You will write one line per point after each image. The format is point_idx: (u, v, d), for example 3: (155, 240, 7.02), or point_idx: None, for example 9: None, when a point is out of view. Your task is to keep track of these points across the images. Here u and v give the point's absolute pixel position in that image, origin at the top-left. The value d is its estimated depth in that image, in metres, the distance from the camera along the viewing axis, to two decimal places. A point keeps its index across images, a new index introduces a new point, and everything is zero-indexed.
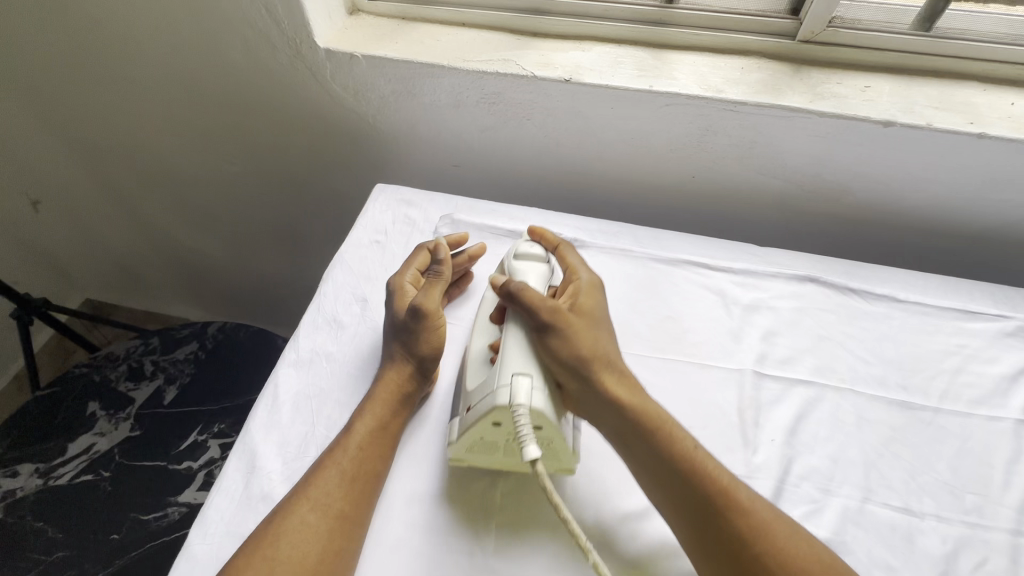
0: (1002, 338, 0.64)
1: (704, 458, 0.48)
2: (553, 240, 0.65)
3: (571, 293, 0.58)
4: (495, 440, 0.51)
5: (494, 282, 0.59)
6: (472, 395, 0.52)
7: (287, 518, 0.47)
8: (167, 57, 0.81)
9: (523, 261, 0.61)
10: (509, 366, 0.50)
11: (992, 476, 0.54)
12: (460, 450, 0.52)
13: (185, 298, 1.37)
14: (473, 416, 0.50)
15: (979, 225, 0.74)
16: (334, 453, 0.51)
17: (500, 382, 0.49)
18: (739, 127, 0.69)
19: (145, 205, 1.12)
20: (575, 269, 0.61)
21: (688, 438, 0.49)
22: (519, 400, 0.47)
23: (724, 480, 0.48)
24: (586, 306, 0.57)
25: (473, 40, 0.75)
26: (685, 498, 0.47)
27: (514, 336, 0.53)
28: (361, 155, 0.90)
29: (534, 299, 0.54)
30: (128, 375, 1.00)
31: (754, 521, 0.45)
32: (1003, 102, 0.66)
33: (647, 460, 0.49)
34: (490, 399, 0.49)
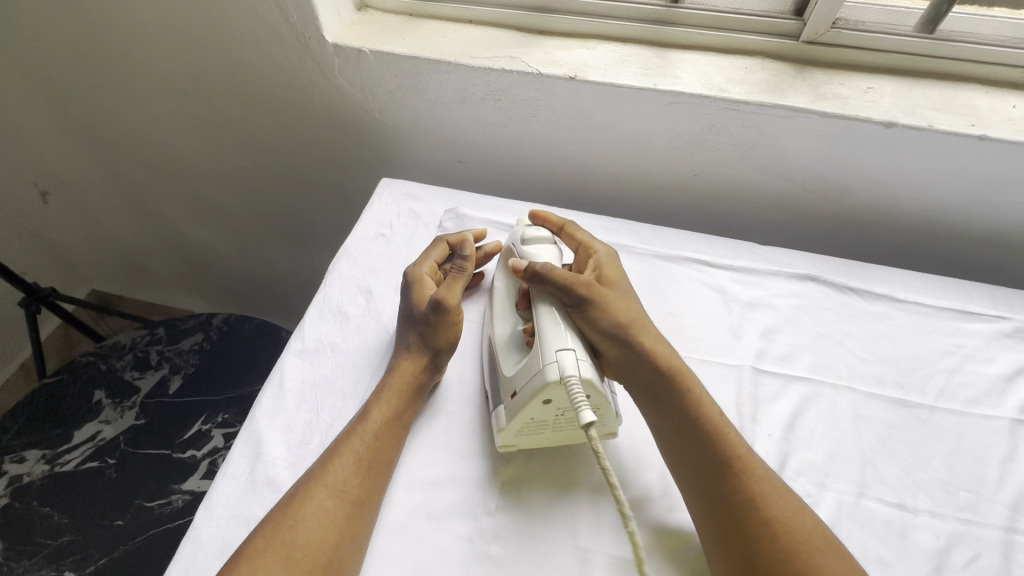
0: (1000, 339, 0.64)
1: (725, 425, 0.51)
2: (558, 221, 0.67)
3: (592, 267, 0.61)
4: (544, 420, 0.52)
5: (514, 265, 0.60)
6: (516, 378, 0.52)
7: (305, 504, 0.47)
8: (178, 50, 0.82)
9: (539, 241, 0.62)
10: (550, 344, 0.51)
11: (986, 474, 0.55)
12: (510, 436, 0.53)
13: (190, 290, 1.38)
14: (523, 398, 0.50)
15: (979, 227, 0.74)
16: (351, 440, 0.52)
17: (546, 360, 0.50)
18: (741, 126, 0.70)
19: (152, 197, 1.13)
20: (589, 245, 0.64)
21: (712, 405, 0.53)
22: (570, 372, 0.48)
23: (741, 447, 0.50)
24: (611, 280, 0.60)
25: (479, 37, 0.76)
26: (701, 459, 0.50)
27: (545, 312, 0.54)
28: (367, 150, 0.91)
29: (563, 274, 0.56)
30: (134, 365, 1.01)
31: (765, 487, 0.48)
32: (1004, 104, 0.67)
33: (670, 422, 0.52)
34: (538, 378, 0.50)
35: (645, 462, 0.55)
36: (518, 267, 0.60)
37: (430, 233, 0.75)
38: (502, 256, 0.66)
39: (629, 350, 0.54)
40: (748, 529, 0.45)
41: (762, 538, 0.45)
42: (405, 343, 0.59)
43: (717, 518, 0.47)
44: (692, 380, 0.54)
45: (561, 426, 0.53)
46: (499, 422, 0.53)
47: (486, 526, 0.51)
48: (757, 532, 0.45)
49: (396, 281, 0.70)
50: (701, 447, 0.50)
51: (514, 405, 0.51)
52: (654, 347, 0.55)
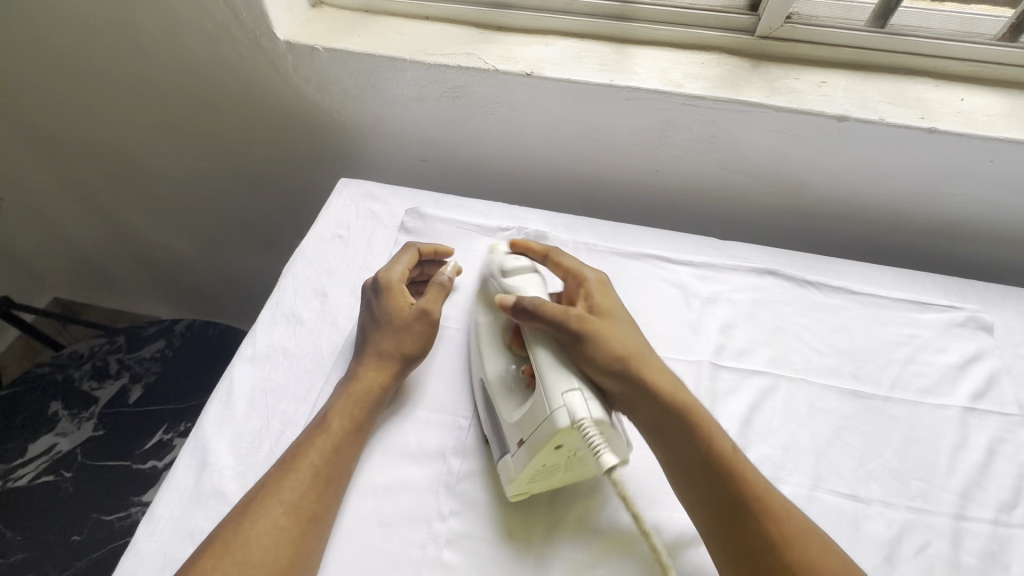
0: (952, 329, 0.65)
1: (739, 460, 0.49)
2: (541, 249, 0.64)
3: (585, 297, 0.59)
4: (556, 464, 0.49)
5: (504, 301, 0.56)
6: (520, 426, 0.49)
7: (257, 522, 0.46)
8: (126, 49, 0.79)
9: (514, 278, 0.59)
10: (554, 387, 0.48)
11: (937, 462, 0.56)
12: (522, 486, 0.50)
13: (155, 297, 1.34)
14: (533, 446, 0.47)
15: (934, 218, 0.75)
16: (308, 454, 0.50)
17: (553, 406, 0.47)
18: (699, 121, 0.70)
19: (110, 201, 1.09)
20: (578, 271, 0.61)
21: (726, 441, 0.50)
22: (581, 416, 0.46)
23: (760, 483, 0.48)
24: (603, 309, 0.58)
25: (436, 34, 0.75)
26: (716, 499, 0.47)
27: (544, 354, 0.52)
28: (328, 149, 0.89)
29: (554, 311, 0.53)
30: (92, 374, 0.98)
31: (786, 527, 0.45)
32: (953, 97, 0.67)
33: (680, 460, 0.50)
34: (548, 427, 0.46)
35: None
36: (507, 302, 0.56)
37: (389, 233, 0.74)
38: (484, 283, 0.63)
39: (634, 381, 0.52)
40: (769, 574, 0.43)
41: None
42: (376, 349, 0.58)
43: (734, 560, 0.45)
44: (703, 412, 0.51)
45: (573, 467, 0.50)
46: (507, 471, 0.50)
47: (440, 532, 0.50)
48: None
49: (353, 283, 0.68)
50: (716, 487, 0.48)
51: (523, 454, 0.48)
52: (661, 376, 0.53)
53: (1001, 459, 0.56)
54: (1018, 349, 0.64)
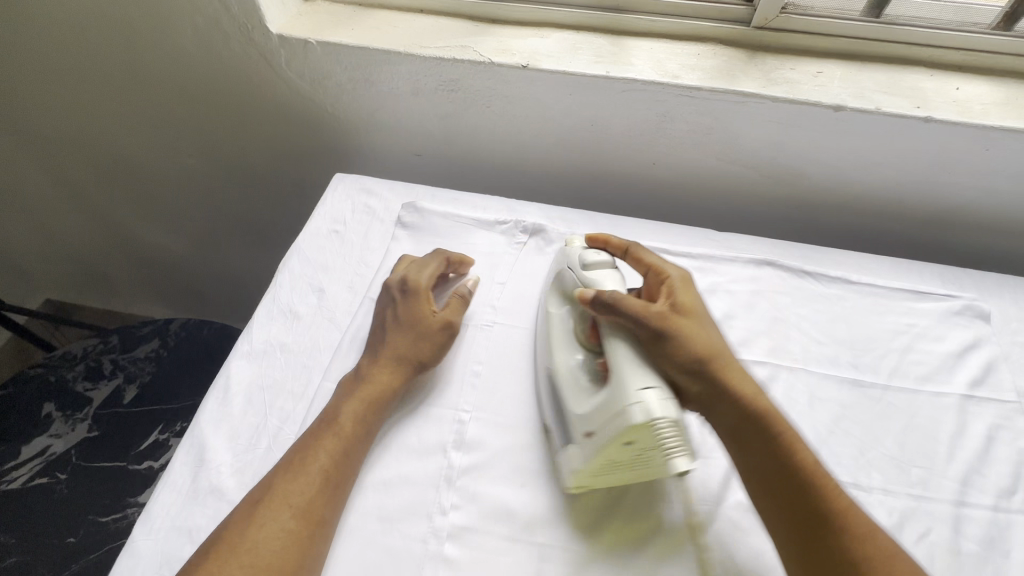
0: (949, 317, 0.65)
1: (826, 475, 0.46)
2: (621, 245, 0.60)
3: (666, 293, 0.54)
4: (624, 460, 0.46)
5: (583, 296, 0.51)
6: (590, 418, 0.47)
7: (264, 524, 0.45)
8: (116, 44, 0.78)
9: (593, 271, 0.54)
10: (631, 381, 0.45)
11: (937, 450, 0.56)
12: (584, 477, 0.48)
13: (150, 297, 1.33)
14: (601, 439, 0.45)
15: (930, 208, 0.75)
16: (315, 456, 0.49)
17: (628, 401, 0.44)
18: (696, 112, 0.70)
19: (102, 200, 1.08)
20: (661, 268, 0.57)
21: (811, 455, 0.47)
22: (658, 416, 0.43)
23: (844, 500, 0.45)
24: (688, 307, 0.53)
25: (431, 27, 0.74)
26: (795, 512, 0.45)
27: (623, 350, 0.47)
28: (323, 144, 0.89)
29: (637, 305, 0.49)
30: (85, 375, 0.97)
31: (870, 548, 0.43)
32: (948, 86, 0.67)
33: (758, 468, 0.47)
34: (619, 422, 0.43)
35: None
36: (586, 295, 0.51)
37: (386, 228, 0.73)
38: (557, 278, 0.59)
39: (716, 384, 0.49)
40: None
41: None
42: (394, 353, 0.57)
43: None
44: (788, 422, 0.48)
45: (642, 465, 0.47)
46: (570, 460, 0.49)
47: (441, 526, 0.49)
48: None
49: (350, 278, 0.68)
50: (796, 500, 0.45)
51: (590, 446, 0.46)
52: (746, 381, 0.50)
53: (999, 446, 0.56)
54: (1014, 336, 0.64)
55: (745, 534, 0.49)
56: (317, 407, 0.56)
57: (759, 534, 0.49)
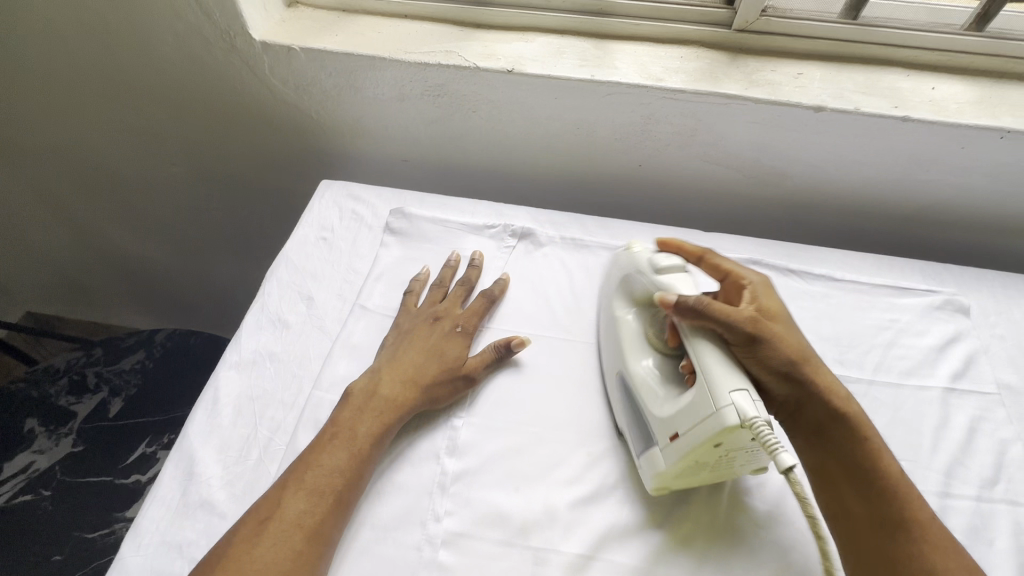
0: (931, 312, 0.67)
1: (905, 483, 0.47)
2: (694, 249, 0.58)
3: (748, 297, 0.52)
4: (707, 461, 0.46)
5: (664, 299, 0.50)
6: (676, 419, 0.46)
7: (268, 543, 0.44)
8: (96, 50, 0.77)
9: (663, 276, 0.54)
10: (722, 382, 0.44)
11: (922, 442, 0.57)
12: (667, 479, 0.48)
13: (134, 307, 1.30)
14: (691, 442, 0.45)
15: (909, 205, 0.77)
16: (323, 474, 0.48)
17: (720, 403, 0.43)
18: (680, 114, 0.71)
19: (83, 209, 1.06)
20: (738, 272, 0.55)
21: (894, 463, 0.47)
22: (753, 416, 0.42)
23: (925, 512, 0.45)
24: (773, 311, 0.51)
25: (416, 33, 0.74)
26: (870, 515, 0.46)
27: (708, 350, 0.47)
28: (310, 150, 0.88)
29: (725, 309, 0.47)
30: (69, 389, 0.94)
31: (949, 560, 0.43)
32: (924, 86, 0.69)
33: (838, 469, 0.48)
34: (713, 424, 0.43)
35: (597, 456, 0.54)
36: (669, 300, 0.49)
37: (374, 234, 0.73)
38: (624, 283, 0.59)
39: (808, 388, 0.48)
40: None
41: None
42: (405, 370, 0.56)
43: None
44: (873, 428, 0.49)
45: (722, 466, 0.47)
46: (653, 463, 0.49)
47: (435, 533, 0.49)
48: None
49: (339, 286, 0.67)
50: (870, 503, 0.46)
51: (677, 448, 0.46)
52: (834, 386, 0.49)
53: (981, 437, 0.57)
54: (991, 329, 0.66)
55: (737, 532, 0.49)
56: (307, 416, 0.55)
57: (749, 530, 0.49)
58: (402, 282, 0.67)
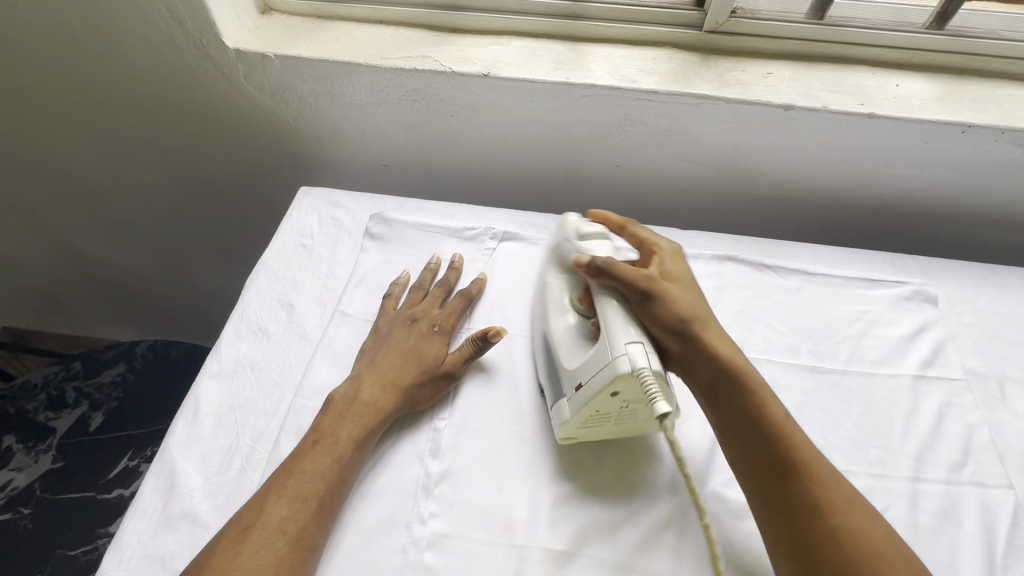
0: (901, 302, 0.69)
1: (792, 425, 0.48)
2: (619, 220, 0.63)
3: (656, 263, 0.58)
4: (608, 413, 0.50)
5: (579, 260, 0.55)
6: (580, 371, 0.50)
7: (250, 554, 0.43)
8: (64, 60, 0.76)
9: (588, 242, 0.57)
10: (619, 336, 0.49)
11: (893, 429, 0.59)
12: (572, 430, 0.51)
13: (113, 319, 1.28)
14: (588, 390, 0.48)
15: (878, 198, 0.79)
16: (304, 481, 0.48)
17: (615, 353, 0.48)
18: (654, 115, 0.72)
19: (57, 220, 1.04)
20: (653, 241, 0.60)
21: (779, 407, 0.49)
22: (642, 365, 0.46)
23: (809, 450, 0.47)
24: (675, 275, 0.57)
25: (391, 38, 0.75)
26: (762, 458, 0.47)
27: (613, 309, 0.51)
28: (288, 157, 0.88)
29: (625, 269, 0.53)
30: (47, 405, 0.93)
31: (832, 492, 0.44)
32: (889, 83, 0.71)
33: (729, 418, 0.50)
34: (607, 372, 0.47)
35: (579, 453, 0.55)
36: (582, 260, 0.54)
37: (354, 240, 0.73)
38: (554, 249, 0.62)
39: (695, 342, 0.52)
40: (812, 534, 0.43)
41: (825, 541, 0.42)
42: (385, 374, 0.56)
43: (775, 523, 0.45)
44: (757, 378, 0.51)
45: (623, 419, 0.51)
46: (561, 415, 0.52)
47: (420, 535, 0.49)
48: (818, 537, 0.42)
49: (319, 292, 0.67)
50: (760, 446, 0.47)
51: (578, 397, 0.50)
52: (718, 339, 0.52)
53: (950, 422, 0.59)
54: (959, 318, 0.68)
55: (717, 524, 0.50)
56: (289, 423, 0.55)
57: (729, 521, 0.51)
58: (382, 287, 0.68)
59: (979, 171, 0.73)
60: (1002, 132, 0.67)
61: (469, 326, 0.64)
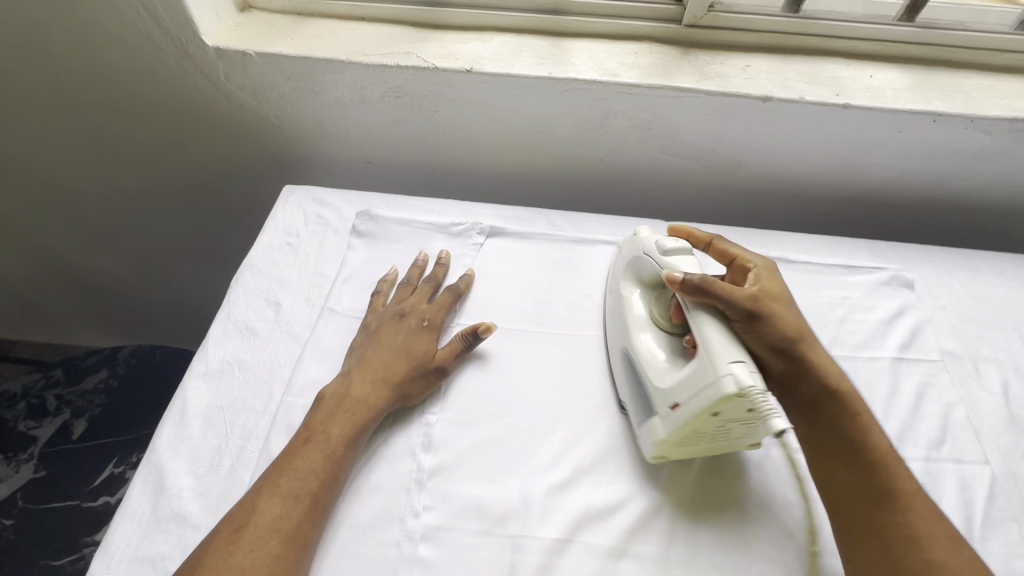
0: (879, 288, 0.71)
1: (893, 456, 0.48)
2: (704, 237, 0.60)
3: (753, 280, 0.54)
4: (706, 430, 0.48)
5: (671, 278, 0.50)
6: (676, 389, 0.48)
7: (242, 552, 0.43)
8: (38, 60, 0.74)
9: (671, 256, 0.54)
10: (720, 354, 0.45)
11: (874, 410, 0.60)
12: (666, 447, 0.50)
13: (94, 326, 1.25)
14: (688, 410, 0.46)
15: (855, 187, 0.81)
16: (296, 479, 0.48)
17: (718, 372, 0.44)
18: (635, 109, 0.73)
19: (33, 226, 1.01)
20: (746, 257, 0.57)
21: (883, 437, 0.49)
22: (750, 385, 0.43)
23: (910, 484, 0.47)
24: (776, 292, 0.53)
25: (372, 35, 0.75)
26: (859, 486, 0.48)
27: (712, 326, 0.47)
28: (271, 155, 0.87)
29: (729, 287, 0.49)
30: (28, 414, 0.91)
31: (932, 528, 0.45)
32: (863, 75, 0.73)
33: (828, 442, 0.50)
34: (710, 393, 0.44)
35: (570, 443, 0.55)
36: (674, 277, 0.49)
37: (341, 237, 0.73)
38: (630, 264, 0.60)
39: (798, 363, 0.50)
40: (906, 568, 0.43)
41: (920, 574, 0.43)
42: (377, 371, 0.56)
43: (865, 550, 0.46)
44: (861, 403, 0.50)
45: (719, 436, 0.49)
46: (654, 432, 0.51)
47: (414, 528, 0.49)
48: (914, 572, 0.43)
49: (306, 290, 0.67)
50: (860, 474, 0.48)
51: (675, 416, 0.48)
52: (827, 362, 0.51)
53: (928, 401, 0.61)
54: (934, 301, 0.71)
55: (706, 505, 0.51)
56: (279, 421, 0.55)
57: (717, 502, 0.52)
58: (371, 284, 0.67)
59: (949, 159, 0.75)
60: (971, 121, 0.69)
61: (458, 320, 0.64)
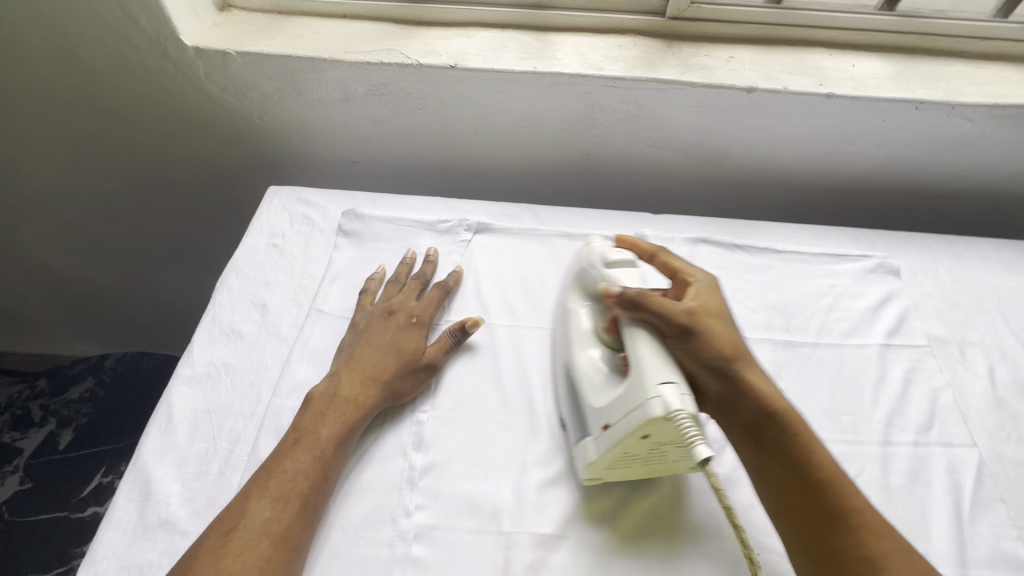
0: (866, 275, 0.71)
1: (839, 473, 0.46)
2: (648, 249, 0.59)
3: (691, 295, 0.53)
4: (637, 454, 0.47)
5: (608, 291, 0.52)
6: (610, 408, 0.48)
7: (233, 556, 0.42)
8: (12, 63, 0.72)
9: (615, 269, 0.55)
10: (651, 375, 0.45)
11: (863, 397, 0.61)
12: (598, 471, 0.49)
13: (79, 334, 1.23)
14: (620, 431, 0.46)
15: (840, 176, 0.81)
16: (286, 483, 0.47)
17: (648, 394, 0.44)
18: (621, 102, 0.73)
19: (12, 233, 0.99)
20: (687, 271, 0.56)
21: (825, 454, 0.47)
22: (676, 409, 0.43)
23: (858, 500, 0.45)
24: (713, 308, 0.52)
25: (355, 32, 0.74)
26: (806, 508, 0.45)
27: (647, 345, 0.48)
28: (254, 156, 0.86)
29: (662, 301, 0.49)
30: (12, 425, 0.89)
31: (885, 546, 0.43)
32: (846, 64, 0.73)
33: (770, 464, 0.47)
34: (639, 414, 0.44)
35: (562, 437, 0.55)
36: (612, 291, 0.51)
37: (327, 237, 0.72)
38: (575, 275, 0.60)
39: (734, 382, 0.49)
40: None
41: None
42: (366, 370, 0.56)
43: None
44: (800, 419, 0.49)
45: (652, 460, 0.48)
46: (586, 454, 0.50)
47: (407, 528, 0.49)
48: None
49: (293, 291, 0.66)
50: (803, 494, 0.45)
51: (606, 437, 0.47)
52: (764, 382, 0.49)
53: (916, 386, 0.61)
54: (920, 287, 0.71)
55: (697, 495, 0.51)
56: (267, 424, 0.54)
57: (709, 491, 0.52)
58: (358, 284, 0.67)
59: (933, 146, 0.76)
60: (952, 108, 0.70)
61: (448, 316, 0.64)
